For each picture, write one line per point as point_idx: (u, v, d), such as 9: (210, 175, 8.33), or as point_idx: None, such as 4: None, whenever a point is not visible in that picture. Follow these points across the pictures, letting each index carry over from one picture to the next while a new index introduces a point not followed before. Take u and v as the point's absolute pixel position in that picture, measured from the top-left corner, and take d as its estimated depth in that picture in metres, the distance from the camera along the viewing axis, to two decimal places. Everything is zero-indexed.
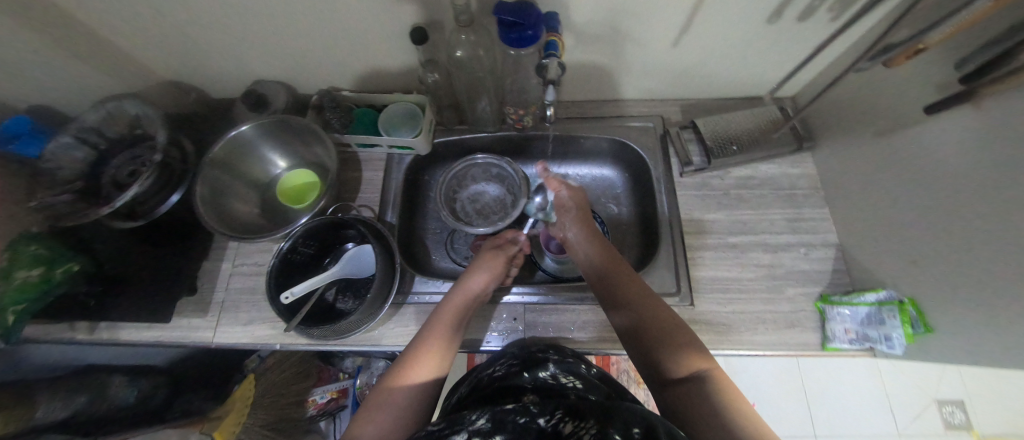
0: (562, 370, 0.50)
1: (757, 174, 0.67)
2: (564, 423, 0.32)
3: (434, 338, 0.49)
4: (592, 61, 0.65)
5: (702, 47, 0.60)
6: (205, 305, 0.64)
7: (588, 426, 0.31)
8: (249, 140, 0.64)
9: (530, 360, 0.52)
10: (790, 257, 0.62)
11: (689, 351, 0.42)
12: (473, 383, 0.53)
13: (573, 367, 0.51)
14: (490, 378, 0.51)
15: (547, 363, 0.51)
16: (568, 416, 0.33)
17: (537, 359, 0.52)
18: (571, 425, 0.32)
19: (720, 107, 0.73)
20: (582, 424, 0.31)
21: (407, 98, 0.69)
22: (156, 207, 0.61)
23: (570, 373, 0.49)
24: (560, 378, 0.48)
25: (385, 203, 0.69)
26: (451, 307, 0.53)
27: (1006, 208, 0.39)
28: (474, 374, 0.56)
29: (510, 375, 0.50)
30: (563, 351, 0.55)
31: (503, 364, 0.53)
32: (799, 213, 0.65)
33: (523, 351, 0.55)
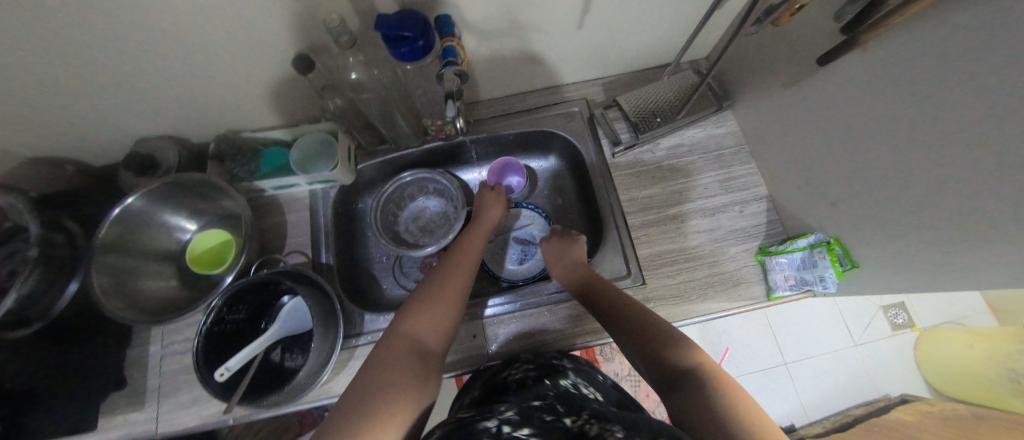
0: (581, 380, 0.51)
1: (685, 140, 0.68)
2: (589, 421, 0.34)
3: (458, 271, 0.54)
4: (502, 57, 0.62)
5: (607, 24, 0.59)
6: (140, 397, 0.58)
7: (613, 428, 0.34)
8: (144, 212, 0.57)
9: (549, 368, 0.52)
10: (727, 218, 0.64)
11: (683, 347, 0.42)
12: (490, 386, 0.52)
13: (590, 377, 0.53)
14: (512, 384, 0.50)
15: (567, 372, 0.52)
16: (593, 420, 0.36)
17: (557, 370, 0.52)
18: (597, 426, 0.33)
19: (640, 79, 0.73)
20: (608, 426, 0.34)
21: (317, 128, 0.65)
22: (55, 302, 0.54)
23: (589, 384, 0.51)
24: (581, 388, 0.50)
25: (317, 244, 0.64)
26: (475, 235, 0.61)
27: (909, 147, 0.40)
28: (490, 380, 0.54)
29: (530, 383, 0.49)
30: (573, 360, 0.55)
31: (520, 368, 0.53)
32: (729, 172, 0.66)
33: (538, 358, 0.55)
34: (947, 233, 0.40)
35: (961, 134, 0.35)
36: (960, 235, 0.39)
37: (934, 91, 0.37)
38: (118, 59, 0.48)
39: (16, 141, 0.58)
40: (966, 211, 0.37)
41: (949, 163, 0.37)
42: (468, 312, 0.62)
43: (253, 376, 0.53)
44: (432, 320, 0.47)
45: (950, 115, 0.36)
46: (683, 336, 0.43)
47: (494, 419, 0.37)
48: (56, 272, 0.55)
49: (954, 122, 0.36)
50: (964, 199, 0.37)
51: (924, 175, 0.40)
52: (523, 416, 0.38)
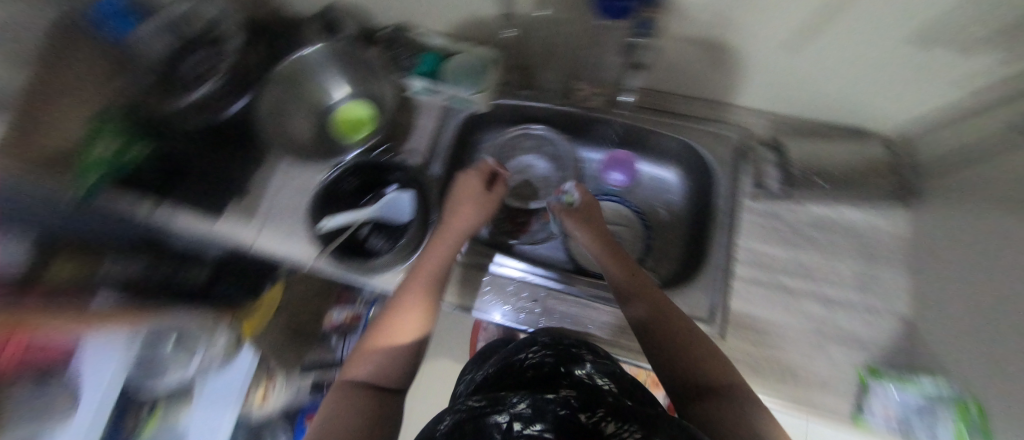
0: (597, 370, 0.47)
1: (837, 217, 0.59)
2: (606, 424, 0.28)
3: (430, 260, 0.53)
4: (687, 51, 0.57)
5: (822, 57, 0.52)
6: (251, 212, 0.68)
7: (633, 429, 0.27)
8: (317, 64, 0.64)
9: (566, 355, 0.50)
10: (847, 317, 0.55)
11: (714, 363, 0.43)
12: (505, 365, 0.54)
13: (610, 368, 0.49)
14: (523, 365, 0.51)
15: (584, 363, 0.48)
16: (610, 416, 0.30)
17: (571, 351, 0.51)
18: (613, 427, 0.28)
19: (817, 131, 0.65)
20: (626, 425, 0.28)
21: (475, 50, 0.66)
22: (223, 108, 0.61)
23: (607, 376, 0.47)
24: (595, 378, 0.45)
25: (433, 154, 0.68)
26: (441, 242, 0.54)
27: None
28: (505, 357, 0.57)
29: (543, 367, 0.48)
30: (594, 349, 0.53)
31: (537, 353, 0.52)
32: (873, 272, 0.57)
33: (558, 345, 0.53)
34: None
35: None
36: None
37: None
38: None
39: None
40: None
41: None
42: (531, 275, 0.63)
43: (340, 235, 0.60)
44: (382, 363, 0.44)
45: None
46: (713, 349, 0.45)
47: (505, 413, 0.31)
48: (233, 83, 0.61)
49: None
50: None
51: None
52: (536, 407, 0.32)
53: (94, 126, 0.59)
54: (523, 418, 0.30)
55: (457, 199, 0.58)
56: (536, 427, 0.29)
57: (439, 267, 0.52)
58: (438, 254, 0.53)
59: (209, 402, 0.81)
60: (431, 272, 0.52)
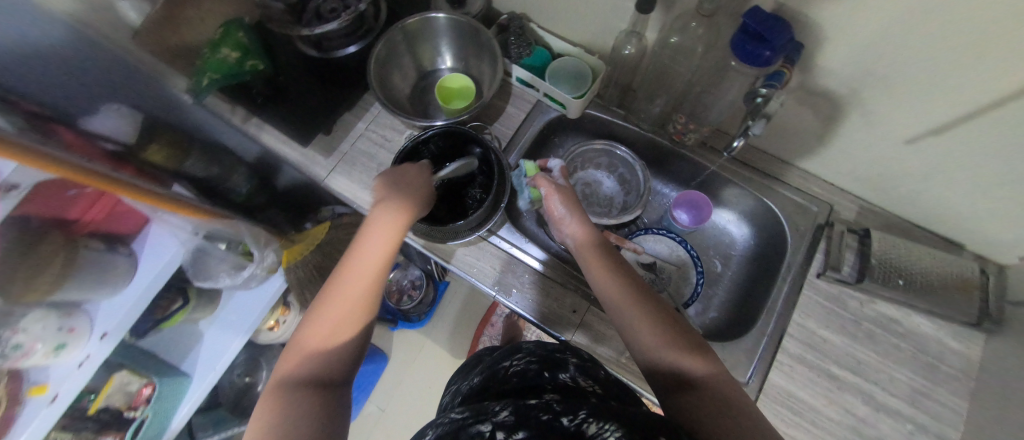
0: (580, 373, 0.49)
1: (905, 322, 0.57)
2: (588, 424, 0.30)
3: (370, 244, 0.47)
4: (800, 114, 0.57)
5: (941, 159, 0.50)
6: (330, 149, 0.71)
7: (611, 428, 0.29)
8: (435, 29, 0.66)
9: (551, 362, 0.52)
10: (892, 427, 0.53)
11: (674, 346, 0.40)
12: (490, 376, 0.55)
13: (592, 371, 0.51)
14: (508, 372, 0.53)
15: (567, 366, 0.51)
16: (591, 415, 0.31)
17: (557, 357, 0.53)
18: (594, 425, 0.30)
19: (903, 230, 0.63)
20: (604, 425, 0.29)
21: (586, 59, 0.66)
22: (338, 49, 0.66)
23: (588, 376, 0.49)
24: (580, 380, 0.48)
25: (513, 143, 0.69)
26: (378, 229, 0.48)
27: None
28: (490, 366, 0.58)
29: (530, 375, 0.50)
30: (581, 353, 0.56)
31: (522, 360, 0.54)
32: (931, 389, 0.54)
33: (542, 350, 0.56)
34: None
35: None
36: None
37: None
38: None
39: None
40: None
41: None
42: (576, 286, 0.64)
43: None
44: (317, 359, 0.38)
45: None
46: (657, 316, 0.42)
47: (488, 423, 0.33)
48: (354, 30, 0.66)
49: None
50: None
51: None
52: (518, 415, 0.33)
53: (223, 32, 0.64)
54: (506, 427, 0.32)
55: (394, 191, 0.51)
56: (518, 434, 0.31)
57: (388, 252, 0.48)
58: (372, 240, 0.48)
59: (232, 319, 0.81)
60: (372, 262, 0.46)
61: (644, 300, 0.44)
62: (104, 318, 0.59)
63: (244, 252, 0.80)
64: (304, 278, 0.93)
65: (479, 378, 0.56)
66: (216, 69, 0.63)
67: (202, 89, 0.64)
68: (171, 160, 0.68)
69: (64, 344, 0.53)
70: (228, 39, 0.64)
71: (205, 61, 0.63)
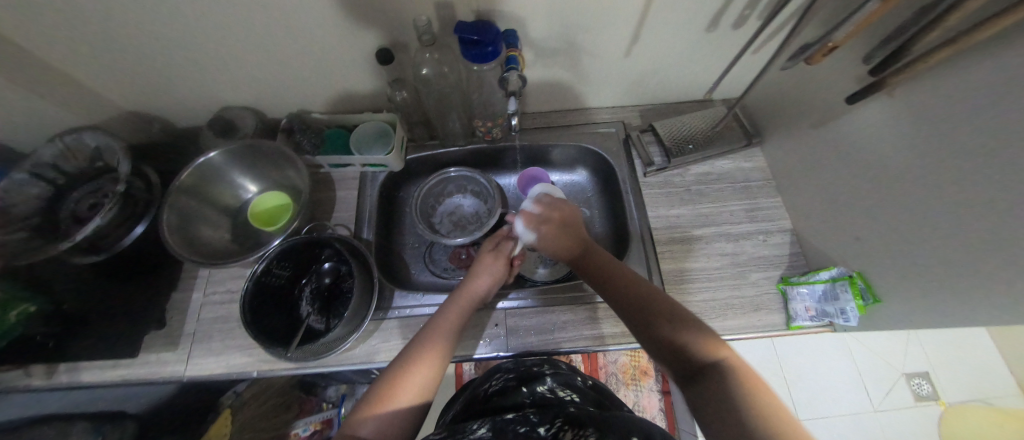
0: (558, 383, 0.53)
1: (714, 170, 0.72)
2: (563, 431, 0.35)
3: (449, 321, 0.52)
4: (554, 73, 0.68)
5: (652, 56, 0.66)
6: (174, 339, 0.61)
7: (588, 433, 0.34)
8: (218, 166, 0.63)
9: (527, 375, 0.54)
10: (751, 245, 0.66)
11: (700, 334, 0.39)
12: (469, 400, 0.54)
13: (567, 379, 0.55)
14: (486, 391, 0.53)
15: (543, 377, 0.54)
16: (566, 425, 0.36)
17: (532, 370, 0.56)
18: (570, 433, 0.34)
19: (674, 110, 0.79)
20: (582, 431, 0.34)
21: (377, 117, 0.71)
22: (121, 239, 0.59)
23: (566, 386, 0.53)
24: (557, 391, 0.51)
25: (361, 220, 0.69)
26: (458, 304, 0.54)
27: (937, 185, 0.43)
28: (470, 390, 0.57)
29: (507, 390, 0.52)
30: (557, 365, 0.59)
31: (499, 379, 0.55)
32: (754, 203, 0.69)
33: (517, 367, 0.57)
34: (956, 264, 0.43)
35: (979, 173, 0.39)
36: (966, 270, 0.42)
37: (952, 135, 0.41)
38: (231, 34, 0.55)
39: (121, 95, 0.66)
40: (972, 243, 0.41)
41: (960, 197, 0.41)
42: (490, 301, 0.65)
43: (342, 300, 0.63)
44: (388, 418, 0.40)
45: (970, 152, 0.39)
46: (682, 309, 0.42)
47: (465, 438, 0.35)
48: (129, 213, 0.60)
49: (975, 160, 0.39)
50: (971, 232, 0.41)
51: (938, 212, 0.44)
52: (496, 430, 0.36)
53: None
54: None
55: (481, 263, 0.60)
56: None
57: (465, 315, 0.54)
58: (457, 315, 0.53)
59: None
60: (453, 323, 0.52)
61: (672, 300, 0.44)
62: None
63: None
64: None
65: (460, 406, 0.54)
66: None
67: None
68: None
69: None
70: None
71: None
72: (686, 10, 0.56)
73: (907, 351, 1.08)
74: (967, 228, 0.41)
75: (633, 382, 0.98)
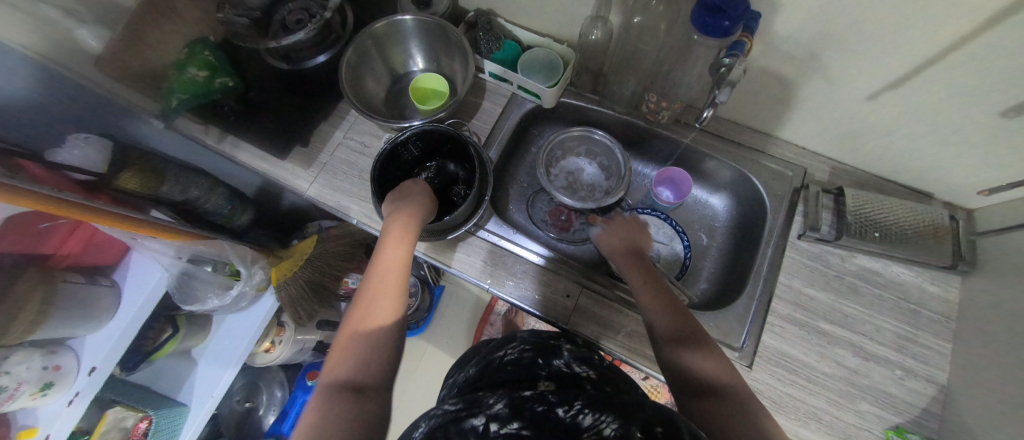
0: (574, 359, 0.52)
1: (885, 272, 0.59)
2: (582, 416, 0.31)
3: (397, 267, 0.50)
4: (764, 83, 0.58)
5: (902, 112, 0.52)
6: (309, 160, 0.70)
7: (608, 420, 0.30)
8: (405, 30, 0.66)
9: (545, 349, 0.54)
10: (882, 374, 0.55)
11: (698, 354, 0.43)
12: (483, 366, 0.55)
13: (585, 356, 0.53)
14: (501, 360, 0.54)
15: (561, 352, 0.53)
16: (586, 409, 0.32)
17: (550, 344, 0.55)
18: (589, 417, 0.31)
19: (875, 186, 0.65)
20: (602, 417, 0.30)
21: (555, 48, 0.67)
22: (307, 60, 0.67)
23: (583, 363, 0.51)
24: (574, 367, 0.50)
25: (492, 138, 0.69)
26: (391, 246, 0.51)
27: None
28: (483, 357, 0.58)
29: (522, 362, 0.52)
30: (575, 340, 0.59)
31: (515, 349, 0.56)
32: (915, 333, 0.56)
33: (536, 339, 0.58)
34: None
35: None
36: None
37: None
38: None
39: None
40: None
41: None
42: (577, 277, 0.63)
43: (447, 202, 0.66)
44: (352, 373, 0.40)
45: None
46: (701, 341, 0.44)
47: (481, 416, 0.34)
48: (321, 39, 0.66)
49: None
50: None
51: None
52: (511, 407, 0.35)
53: (188, 50, 0.64)
54: (499, 420, 0.33)
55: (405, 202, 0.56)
56: (513, 426, 0.32)
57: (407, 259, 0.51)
58: (399, 253, 0.51)
59: (220, 349, 0.81)
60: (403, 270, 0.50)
61: (700, 327, 0.47)
62: (90, 351, 0.58)
63: (231, 272, 0.79)
64: (297, 297, 0.88)
65: (474, 371, 0.56)
66: (183, 88, 0.64)
67: (171, 109, 0.64)
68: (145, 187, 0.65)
69: (52, 383, 0.53)
70: (195, 58, 0.64)
71: (172, 83, 0.64)
72: (1005, 83, 0.42)
73: None
74: None
75: None
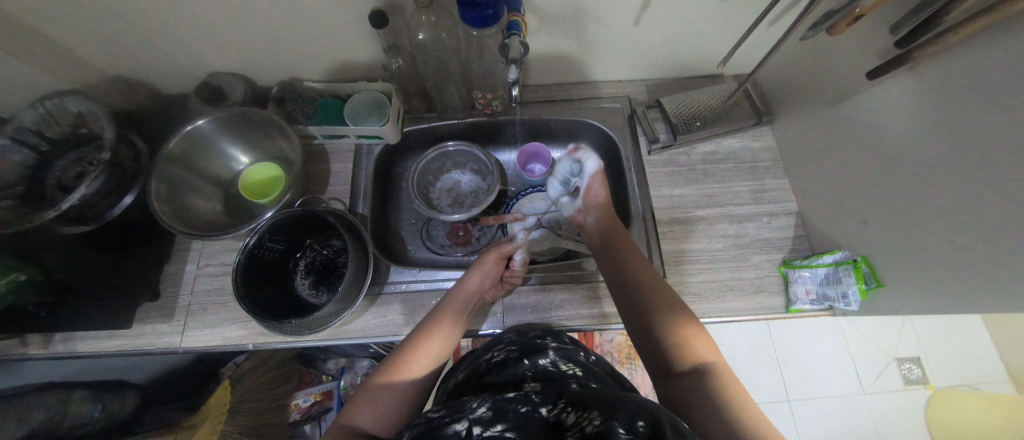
0: (561, 357, 0.49)
1: (721, 149, 0.69)
2: (566, 414, 0.31)
3: (448, 313, 0.52)
4: (558, 43, 0.65)
5: (663, 24, 0.62)
6: (169, 310, 0.61)
7: (592, 417, 0.30)
8: (207, 135, 0.61)
9: (531, 348, 0.51)
10: (755, 227, 0.64)
11: (679, 320, 0.44)
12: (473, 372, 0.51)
13: (571, 354, 0.51)
14: (488, 363, 0.51)
15: (546, 350, 0.50)
16: (569, 407, 0.32)
17: (536, 342, 0.53)
18: (573, 416, 0.31)
19: (683, 86, 0.76)
20: (586, 415, 0.30)
21: (372, 87, 0.67)
22: (110, 209, 0.58)
23: (570, 360, 0.49)
24: (560, 365, 0.48)
25: (356, 195, 0.67)
26: (454, 302, 0.54)
27: (950, 165, 0.41)
28: (472, 360, 0.55)
29: (509, 363, 0.48)
30: (561, 338, 0.56)
31: (503, 351, 0.52)
32: (761, 183, 0.67)
33: (521, 338, 0.54)
34: (959, 256, 0.42)
35: (993, 166, 0.37)
36: (966, 255, 0.41)
37: (971, 117, 0.39)
38: None
39: (101, 58, 0.63)
40: (979, 237, 0.39)
41: (973, 187, 0.39)
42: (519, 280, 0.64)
43: (337, 277, 0.62)
44: (383, 410, 0.42)
45: (989, 143, 0.37)
46: (680, 310, 0.45)
47: (465, 421, 0.32)
48: (117, 181, 0.58)
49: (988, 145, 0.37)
50: (978, 224, 0.39)
51: (945, 196, 0.42)
52: (495, 409, 0.33)
53: None
54: (485, 423, 0.31)
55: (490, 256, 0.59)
56: (497, 428, 0.31)
57: (451, 313, 0.53)
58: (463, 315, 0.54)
59: None
60: (460, 304, 0.54)
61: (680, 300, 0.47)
62: None
63: None
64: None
65: (460, 375, 0.50)
66: None
67: None
68: None
69: None
70: None
71: None
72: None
73: (900, 337, 1.13)
74: (975, 215, 0.39)
75: (628, 361, 1.00)
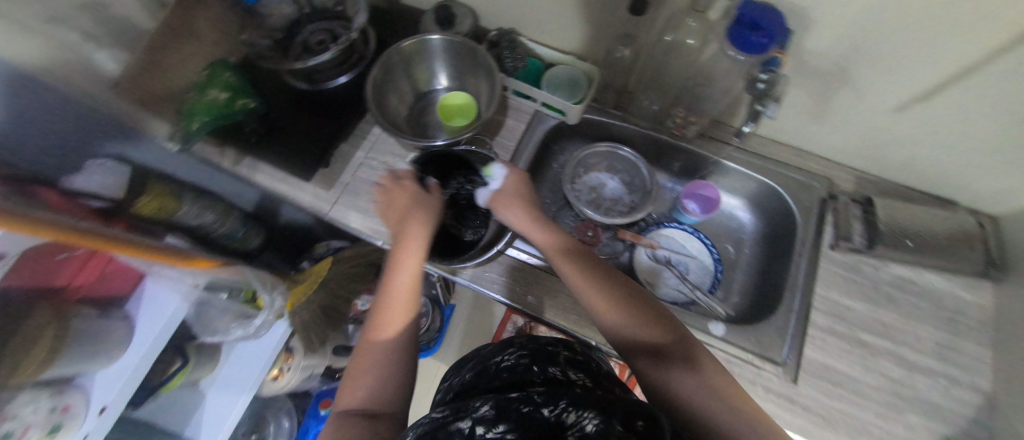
0: (571, 366, 0.44)
1: (919, 280, 0.59)
2: (566, 412, 0.26)
3: (400, 275, 0.51)
4: (793, 97, 0.59)
5: (929, 123, 0.53)
6: (331, 181, 0.68)
7: (591, 415, 0.25)
8: (431, 49, 0.66)
9: (542, 355, 0.46)
10: (927, 385, 0.53)
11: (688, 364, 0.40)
12: (480, 370, 0.48)
13: (586, 366, 0.45)
14: (499, 366, 0.46)
15: (557, 359, 0.45)
16: (570, 406, 0.27)
17: (547, 350, 0.47)
18: (573, 414, 0.26)
19: (899, 195, 0.66)
20: (584, 412, 0.25)
21: (579, 66, 0.68)
22: (328, 81, 0.66)
23: (580, 369, 0.43)
24: (569, 373, 0.42)
25: (519, 155, 0.69)
26: (402, 267, 0.52)
27: None
28: (481, 358, 0.52)
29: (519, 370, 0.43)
30: (574, 348, 0.50)
31: (512, 354, 0.48)
32: (956, 341, 0.56)
33: (532, 344, 0.50)
34: None
35: None
36: None
37: None
38: None
39: None
40: None
41: None
42: None
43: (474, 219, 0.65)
44: (362, 391, 0.42)
45: None
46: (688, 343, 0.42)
47: (467, 421, 0.29)
48: (344, 60, 0.66)
49: None
50: None
51: None
52: (499, 409, 0.30)
53: (208, 73, 0.63)
54: (486, 423, 0.28)
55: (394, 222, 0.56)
56: (499, 429, 0.27)
57: (406, 274, 0.51)
58: (410, 271, 0.52)
59: (231, 375, 0.78)
60: (408, 270, 0.52)
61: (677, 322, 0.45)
62: (100, 391, 0.53)
63: (248, 298, 0.76)
64: (309, 321, 0.88)
65: (471, 374, 0.49)
66: (203, 112, 0.60)
67: (191, 133, 0.60)
68: (164, 211, 0.63)
69: (59, 426, 0.47)
70: (216, 80, 0.62)
71: (193, 105, 0.60)
72: (1018, 94, 0.44)
73: None
74: None
75: None
